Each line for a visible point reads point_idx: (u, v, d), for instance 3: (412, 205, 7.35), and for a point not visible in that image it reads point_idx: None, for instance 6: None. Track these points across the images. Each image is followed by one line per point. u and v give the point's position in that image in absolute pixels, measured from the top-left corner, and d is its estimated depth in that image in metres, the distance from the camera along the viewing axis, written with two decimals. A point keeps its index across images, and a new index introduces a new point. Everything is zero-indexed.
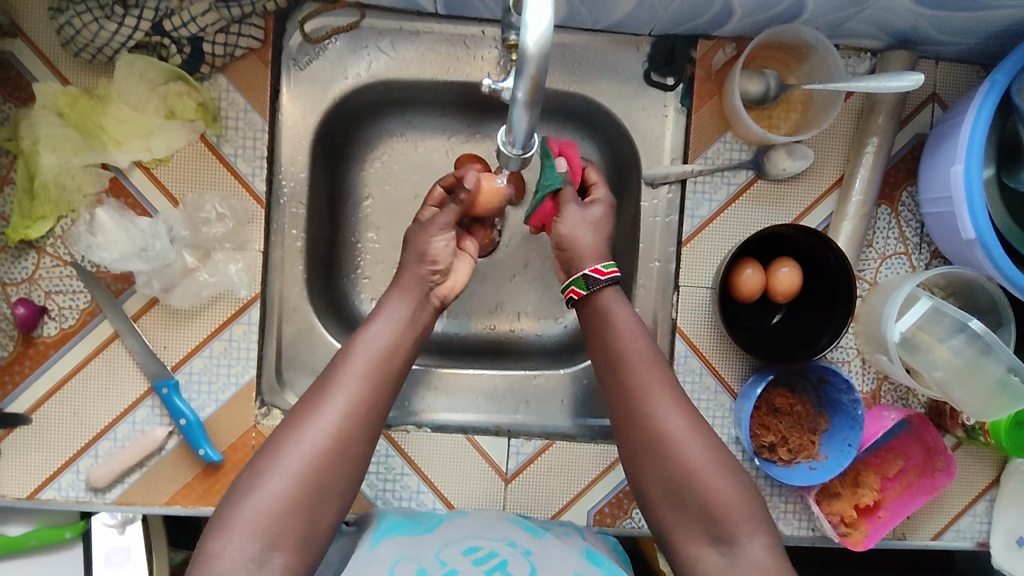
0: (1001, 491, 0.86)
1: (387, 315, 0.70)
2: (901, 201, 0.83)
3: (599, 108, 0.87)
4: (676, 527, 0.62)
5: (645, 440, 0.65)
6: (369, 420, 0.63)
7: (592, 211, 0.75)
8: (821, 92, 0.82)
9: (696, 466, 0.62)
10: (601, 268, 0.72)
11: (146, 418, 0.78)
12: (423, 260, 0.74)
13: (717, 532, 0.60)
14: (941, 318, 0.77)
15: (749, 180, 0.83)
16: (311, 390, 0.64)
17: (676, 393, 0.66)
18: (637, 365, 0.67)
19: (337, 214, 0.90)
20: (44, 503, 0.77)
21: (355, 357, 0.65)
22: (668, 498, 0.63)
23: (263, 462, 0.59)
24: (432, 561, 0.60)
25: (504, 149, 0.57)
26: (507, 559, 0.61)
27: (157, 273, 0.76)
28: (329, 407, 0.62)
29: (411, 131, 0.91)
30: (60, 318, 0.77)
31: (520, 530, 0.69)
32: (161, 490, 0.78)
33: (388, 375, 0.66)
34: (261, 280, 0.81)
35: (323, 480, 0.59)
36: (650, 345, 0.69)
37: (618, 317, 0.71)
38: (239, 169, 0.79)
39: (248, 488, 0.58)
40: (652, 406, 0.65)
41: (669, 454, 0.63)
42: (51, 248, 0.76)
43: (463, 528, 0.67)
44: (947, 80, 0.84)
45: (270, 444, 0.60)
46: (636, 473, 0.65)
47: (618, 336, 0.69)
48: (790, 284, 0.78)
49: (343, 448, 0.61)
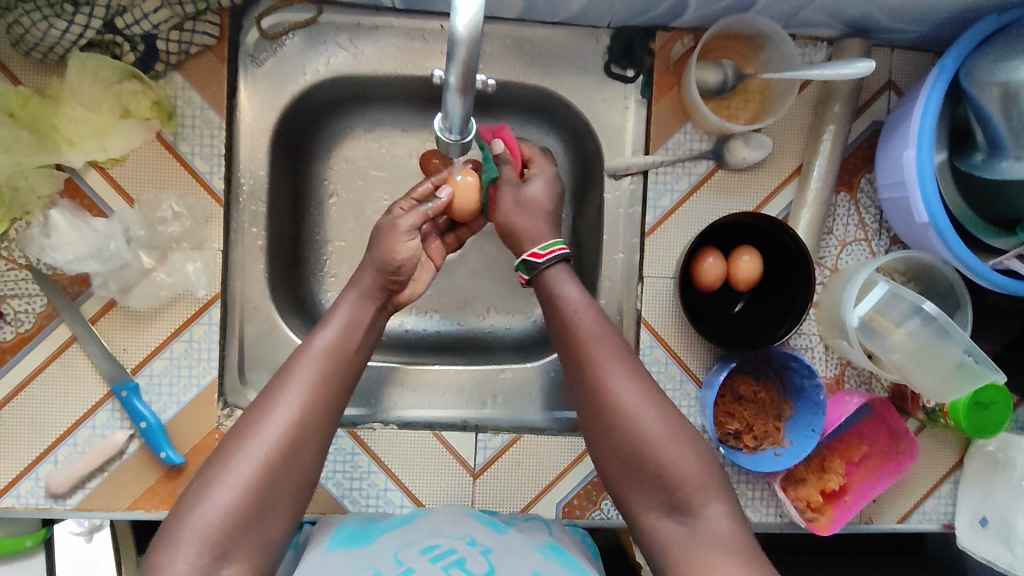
0: (964, 473, 0.87)
1: (337, 313, 0.69)
2: (860, 187, 0.85)
3: (560, 101, 0.87)
4: (633, 498, 0.62)
5: (600, 414, 0.64)
6: (323, 417, 0.62)
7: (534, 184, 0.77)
8: (777, 82, 0.83)
9: (651, 437, 0.61)
10: (539, 250, 0.72)
11: (106, 423, 0.77)
12: (387, 266, 0.71)
13: (674, 503, 0.60)
14: (898, 302, 0.77)
15: (709, 169, 0.84)
16: (264, 393, 0.62)
17: (631, 365, 0.65)
18: (591, 333, 0.66)
19: (300, 212, 0.90)
20: (3, 511, 0.76)
21: (309, 354, 0.64)
22: (625, 471, 0.62)
23: (226, 450, 0.58)
24: (389, 563, 0.59)
25: (441, 136, 0.56)
26: (465, 557, 0.60)
27: (114, 275, 0.75)
28: (283, 405, 0.60)
29: (375, 128, 0.91)
30: (16, 323, 0.75)
31: (481, 525, 0.68)
32: (122, 495, 0.77)
33: (344, 371, 0.65)
34: (221, 279, 0.80)
35: (287, 463, 0.59)
36: (600, 319, 0.68)
37: (568, 293, 0.69)
38: (196, 168, 0.78)
39: (204, 493, 0.57)
40: (605, 377, 0.64)
41: (623, 427, 0.62)
42: (5, 251, 0.75)
43: (426, 526, 0.67)
44: (901, 68, 0.85)
45: (236, 427, 0.60)
46: (593, 448, 0.65)
47: (570, 309, 0.68)
48: (750, 272, 0.79)
49: (303, 441, 0.60)
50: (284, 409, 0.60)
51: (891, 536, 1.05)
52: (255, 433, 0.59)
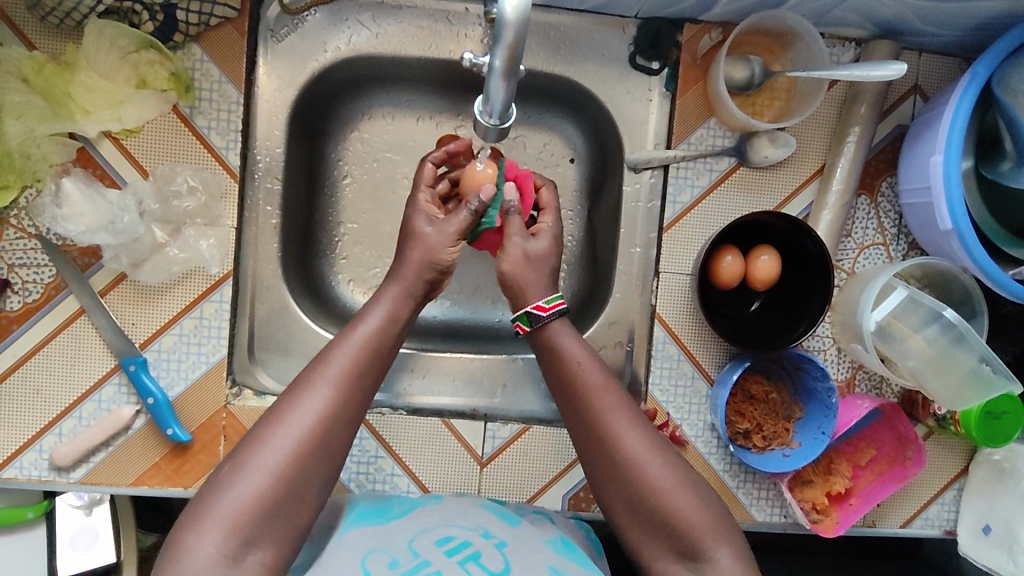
0: (969, 481, 0.87)
1: (375, 306, 0.68)
2: (881, 191, 0.85)
3: (583, 91, 0.86)
4: (645, 547, 0.60)
5: (604, 459, 0.62)
6: (348, 413, 0.61)
7: (537, 241, 0.73)
8: (805, 80, 0.82)
9: (658, 485, 0.59)
10: (542, 302, 0.69)
11: (113, 397, 0.76)
12: (433, 264, 0.71)
13: (685, 551, 0.58)
14: (917, 308, 0.77)
15: (732, 166, 0.83)
16: (295, 381, 0.61)
17: (632, 413, 0.63)
18: (587, 380, 0.65)
19: (314, 190, 0.89)
20: (6, 481, 0.75)
21: (346, 346, 0.64)
22: (633, 515, 0.60)
23: (260, 432, 0.58)
24: (404, 552, 0.59)
25: (481, 119, 0.55)
26: (480, 551, 0.59)
27: (126, 248, 0.74)
28: (312, 396, 0.59)
29: (392, 110, 0.91)
30: (23, 292, 0.74)
31: (494, 518, 0.67)
32: (127, 470, 0.76)
33: (372, 371, 0.64)
34: (234, 257, 0.78)
35: (314, 459, 0.58)
36: (599, 365, 0.66)
37: (568, 345, 0.67)
38: (212, 142, 0.77)
39: (230, 475, 0.56)
40: (607, 426, 0.62)
41: (627, 477, 0.60)
42: (15, 219, 0.74)
43: (435, 515, 0.66)
44: (928, 72, 0.85)
45: (267, 413, 0.59)
46: (600, 498, 0.63)
47: (567, 358, 0.66)
48: (768, 273, 0.78)
49: (330, 436, 0.59)
50: (312, 403, 0.59)
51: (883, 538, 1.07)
52: (286, 424, 0.58)
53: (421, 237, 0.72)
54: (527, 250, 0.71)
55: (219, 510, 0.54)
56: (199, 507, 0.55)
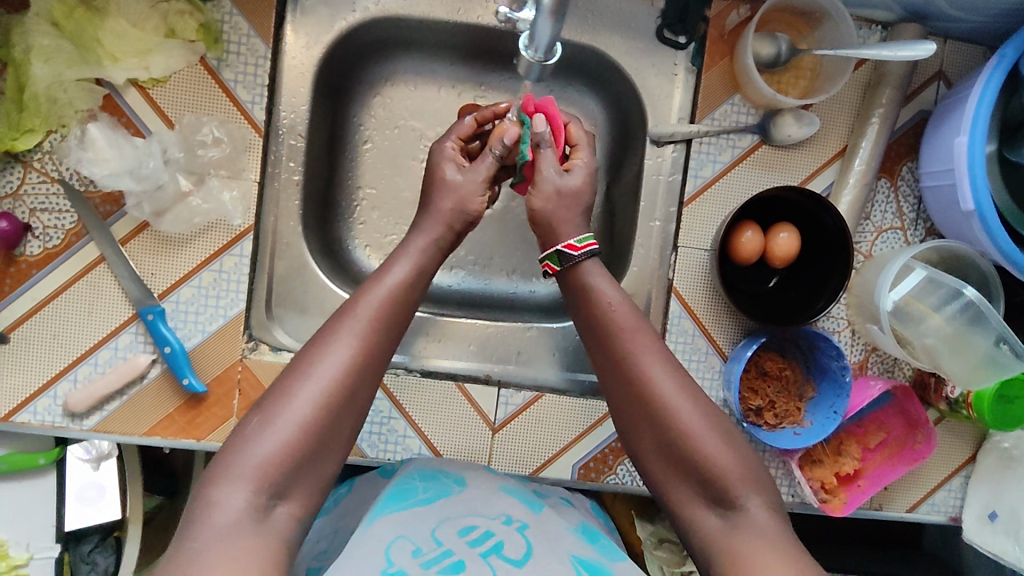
0: (976, 468, 0.88)
1: (399, 260, 0.68)
2: (901, 174, 0.85)
3: (608, 63, 0.86)
4: (676, 488, 0.63)
5: (638, 401, 0.64)
6: (374, 363, 0.61)
7: (572, 177, 0.74)
8: (831, 60, 0.82)
9: (690, 428, 0.62)
10: (574, 242, 0.71)
11: (129, 345, 0.76)
12: (441, 224, 0.71)
13: (714, 494, 0.60)
14: (938, 287, 0.77)
15: (754, 143, 0.83)
16: (320, 333, 0.61)
17: (666, 358, 0.65)
18: (624, 326, 0.67)
19: (335, 153, 0.89)
20: (18, 426, 0.75)
21: (372, 295, 0.63)
22: (665, 459, 0.63)
23: (285, 383, 0.58)
24: (427, 542, 0.59)
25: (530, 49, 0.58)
26: (503, 540, 0.60)
27: (149, 196, 0.74)
28: (339, 347, 0.59)
29: (415, 77, 0.91)
30: (44, 237, 0.74)
31: (518, 503, 0.67)
32: (141, 419, 0.76)
33: (397, 321, 0.64)
34: (256, 211, 0.79)
35: (341, 409, 0.58)
36: (633, 310, 0.68)
37: (602, 286, 0.69)
38: (238, 96, 0.76)
39: (261, 422, 0.55)
40: (642, 369, 0.64)
41: (661, 418, 0.63)
42: (39, 163, 0.74)
43: (459, 502, 0.65)
44: (953, 58, 0.85)
45: (293, 363, 0.59)
46: (632, 438, 0.66)
47: (602, 301, 0.68)
48: (788, 249, 0.78)
49: (357, 385, 0.59)
50: (337, 353, 0.59)
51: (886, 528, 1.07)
52: (314, 374, 0.58)
53: (451, 185, 0.72)
54: (559, 187, 0.72)
55: (238, 449, 0.54)
56: (222, 465, 0.54)
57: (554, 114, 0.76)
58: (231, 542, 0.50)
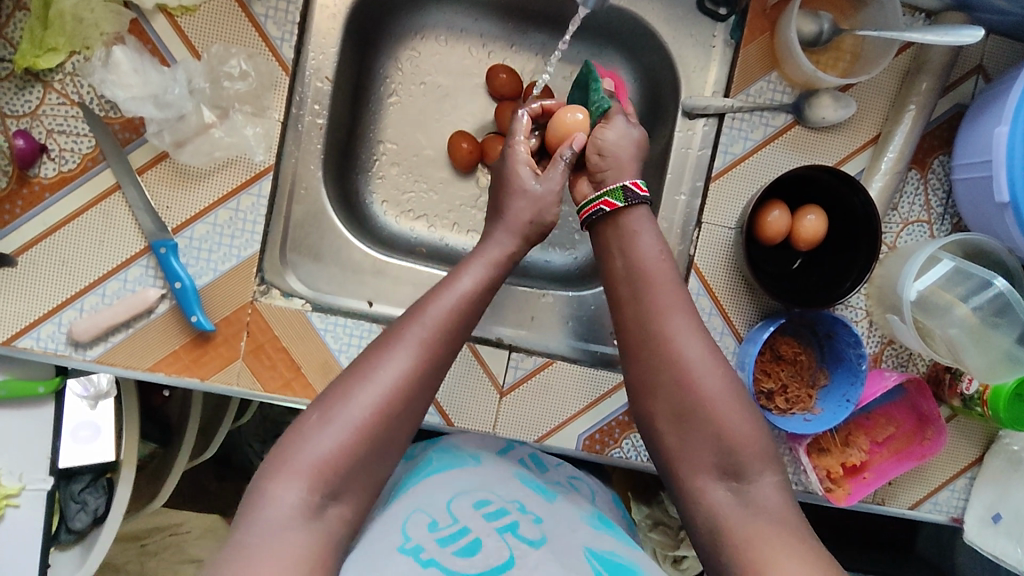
0: (982, 470, 0.87)
1: (465, 268, 0.66)
2: (932, 167, 0.83)
3: (645, 30, 0.84)
4: (685, 455, 0.61)
5: (661, 362, 0.63)
6: (431, 378, 0.59)
7: (635, 129, 0.74)
8: (871, 44, 0.81)
9: (711, 395, 0.61)
10: (639, 183, 0.71)
11: (139, 278, 0.74)
12: None
13: (728, 466, 0.59)
14: (964, 278, 0.76)
15: (788, 123, 0.81)
16: (376, 342, 0.59)
17: (696, 321, 0.64)
18: (659, 281, 0.66)
19: (359, 104, 0.88)
20: (20, 351, 0.73)
21: (438, 301, 0.62)
22: (677, 423, 0.61)
23: (346, 381, 0.57)
24: (443, 514, 0.57)
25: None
26: (518, 521, 0.58)
27: (170, 125, 0.73)
28: (395, 358, 0.57)
29: (445, 32, 0.89)
30: (59, 160, 0.72)
31: (531, 491, 0.65)
32: (145, 354, 0.75)
33: (459, 334, 0.62)
34: (277, 151, 0.77)
35: (398, 418, 0.56)
36: (669, 267, 0.67)
37: (642, 237, 0.68)
38: (268, 32, 0.75)
39: (322, 419, 0.54)
40: (669, 330, 0.63)
41: (682, 379, 0.61)
42: (59, 84, 0.72)
43: (473, 479, 0.63)
44: (993, 53, 0.83)
45: (354, 366, 0.58)
46: (646, 400, 0.64)
47: (637, 253, 0.67)
48: (814, 232, 0.77)
49: (416, 396, 0.57)
50: (399, 361, 0.57)
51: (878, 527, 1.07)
52: (373, 379, 0.56)
53: (531, 195, 0.71)
54: (629, 132, 0.73)
55: None
56: (279, 458, 0.53)
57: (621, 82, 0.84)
58: (284, 538, 0.49)
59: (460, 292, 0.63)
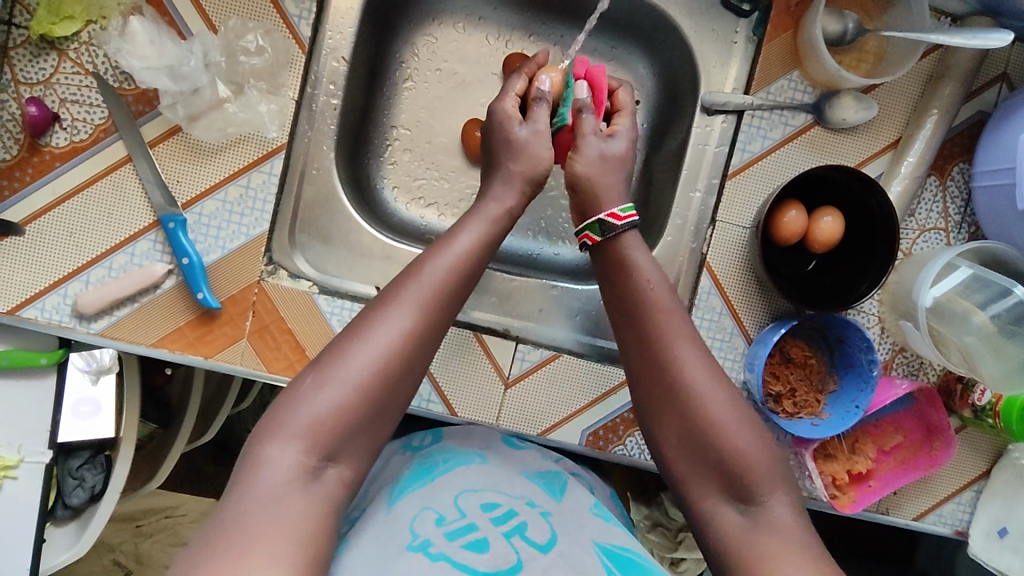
0: (989, 484, 0.86)
1: (465, 228, 0.65)
2: (951, 174, 0.82)
3: (665, 24, 0.83)
4: (695, 481, 0.60)
5: (665, 389, 0.62)
6: (429, 339, 0.58)
7: (622, 137, 0.73)
8: (896, 45, 0.80)
9: (719, 421, 0.59)
10: (618, 212, 0.69)
11: (146, 253, 0.74)
12: None
13: (738, 490, 0.58)
14: (983, 286, 0.76)
15: (807, 123, 0.80)
16: (376, 300, 0.58)
17: (699, 345, 0.63)
18: (659, 306, 0.65)
19: (374, 87, 0.87)
20: (23, 321, 0.72)
21: (437, 262, 0.61)
22: (684, 442, 0.61)
23: (344, 340, 0.56)
24: (451, 509, 0.57)
25: None
26: (525, 522, 0.57)
27: (184, 98, 0.72)
28: (393, 320, 0.57)
29: (464, 19, 0.89)
30: (71, 130, 0.72)
31: (538, 488, 0.64)
32: (149, 330, 0.74)
33: (455, 294, 0.61)
34: (290, 130, 0.77)
35: (394, 379, 0.56)
36: (670, 291, 0.66)
37: (639, 258, 0.68)
38: (286, 9, 0.74)
39: (318, 380, 0.54)
40: (673, 353, 0.62)
41: (688, 407, 0.60)
42: (74, 53, 0.71)
43: (479, 473, 0.63)
44: (1018, 60, 0.82)
45: (350, 327, 0.57)
46: (654, 425, 0.63)
47: (638, 276, 0.67)
48: (831, 234, 0.76)
49: (413, 355, 0.56)
50: (395, 323, 0.56)
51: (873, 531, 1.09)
52: (370, 341, 0.56)
53: (519, 162, 0.70)
54: (604, 151, 0.71)
55: None
56: (274, 420, 0.53)
57: (601, 81, 0.74)
58: (273, 504, 0.49)
59: (456, 255, 0.62)
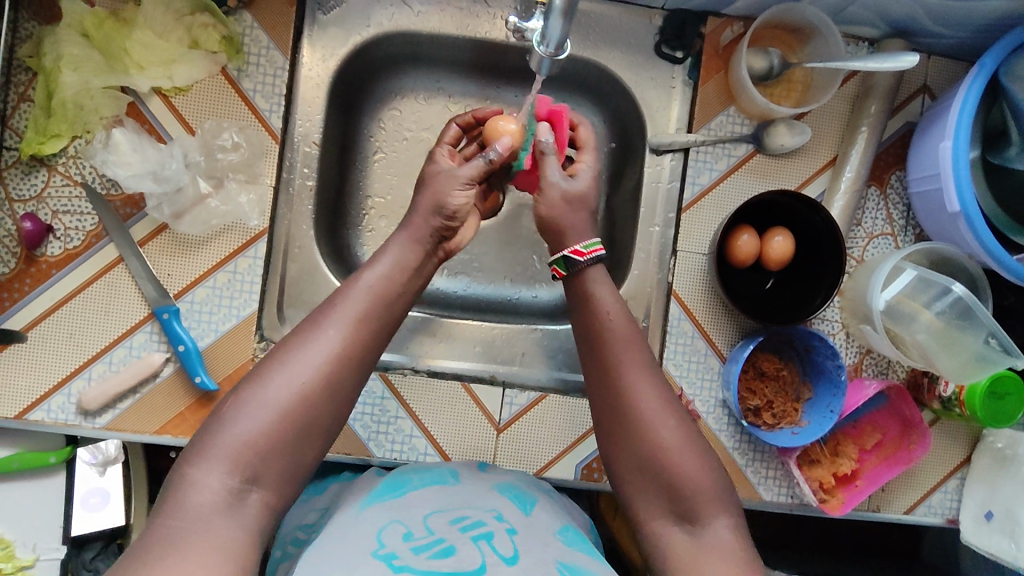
0: (971, 470, 0.90)
1: (385, 254, 0.68)
2: (890, 183, 0.88)
3: (609, 77, 0.90)
4: (641, 497, 0.64)
5: (620, 415, 0.65)
6: (359, 359, 0.61)
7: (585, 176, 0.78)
8: (820, 73, 0.87)
9: (665, 445, 0.63)
10: (580, 247, 0.70)
11: (144, 344, 0.78)
12: (440, 210, 0.70)
13: (683, 511, 0.61)
14: (928, 286, 0.80)
15: (748, 153, 0.87)
16: (303, 321, 0.61)
17: (653, 373, 0.66)
18: (617, 337, 0.67)
19: (346, 163, 0.93)
20: (31, 424, 0.76)
21: (362, 290, 0.64)
22: (637, 472, 0.64)
23: (271, 361, 0.58)
24: (419, 527, 0.60)
25: (538, 49, 0.61)
26: (492, 533, 0.60)
27: (168, 198, 0.78)
28: (323, 337, 0.59)
29: (424, 91, 0.95)
30: (65, 238, 0.76)
31: (508, 501, 0.67)
32: (151, 418, 0.77)
33: (383, 318, 0.64)
34: (270, 215, 0.82)
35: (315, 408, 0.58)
36: (629, 319, 0.69)
37: (601, 293, 0.70)
38: (256, 104, 0.81)
39: (239, 400, 0.56)
40: (626, 382, 0.65)
41: (638, 433, 0.64)
42: (62, 167, 0.77)
43: (455, 496, 0.66)
44: (936, 73, 0.89)
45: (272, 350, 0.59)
46: (609, 447, 0.66)
47: (596, 312, 0.69)
48: (782, 253, 0.81)
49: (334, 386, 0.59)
50: (317, 345, 0.59)
51: (880, 538, 1.11)
52: (291, 363, 0.58)
53: None
54: (565, 192, 0.72)
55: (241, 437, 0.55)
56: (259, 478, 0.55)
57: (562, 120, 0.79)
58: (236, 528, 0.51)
59: (401, 315, 0.66)
